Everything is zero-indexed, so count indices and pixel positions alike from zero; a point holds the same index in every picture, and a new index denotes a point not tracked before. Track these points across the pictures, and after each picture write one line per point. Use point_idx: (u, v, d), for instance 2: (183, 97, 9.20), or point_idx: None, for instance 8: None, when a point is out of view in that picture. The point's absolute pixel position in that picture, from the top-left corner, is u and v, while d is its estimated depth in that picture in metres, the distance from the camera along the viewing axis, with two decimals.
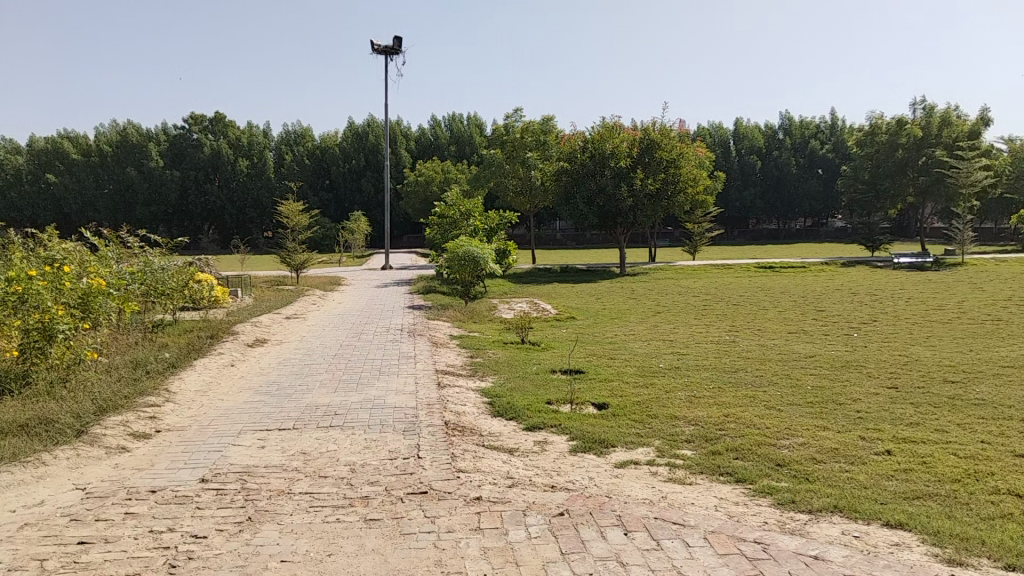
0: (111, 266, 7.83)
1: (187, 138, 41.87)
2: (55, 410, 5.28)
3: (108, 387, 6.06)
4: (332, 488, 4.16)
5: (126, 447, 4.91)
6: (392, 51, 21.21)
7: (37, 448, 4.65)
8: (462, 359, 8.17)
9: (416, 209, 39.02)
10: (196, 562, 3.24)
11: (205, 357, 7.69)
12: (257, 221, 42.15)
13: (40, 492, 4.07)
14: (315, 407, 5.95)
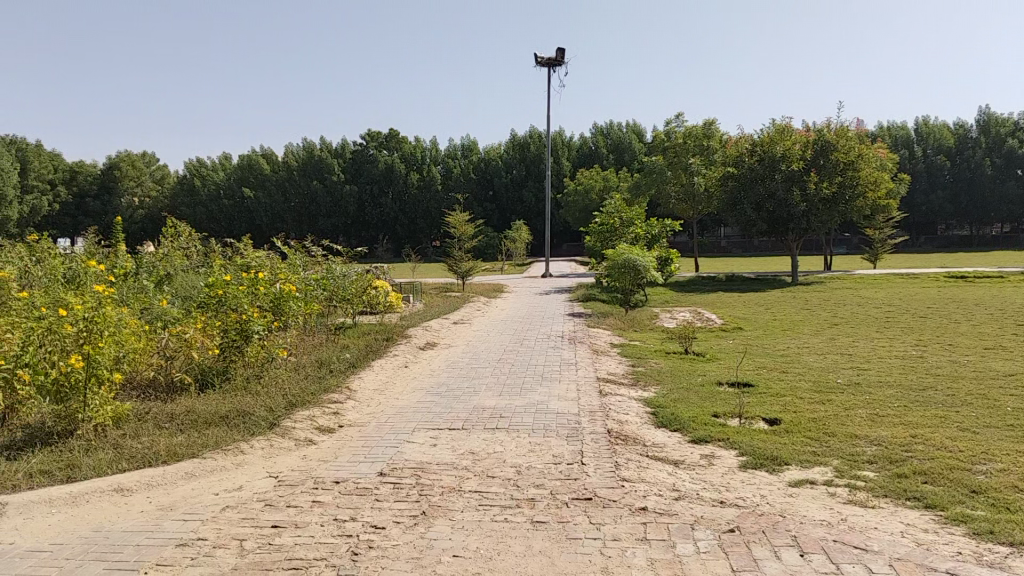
0: (299, 273, 8.44)
1: (365, 153, 44.88)
2: (252, 404, 5.76)
3: (297, 383, 6.56)
4: (500, 489, 4.25)
5: (312, 440, 5.26)
6: (555, 62, 21.47)
7: (236, 438, 5.09)
8: (625, 367, 8.10)
9: (577, 218, 39.27)
10: (376, 552, 3.41)
11: (381, 358, 8.12)
12: (426, 232, 43.99)
13: (239, 478, 4.45)
14: (482, 409, 6.12)
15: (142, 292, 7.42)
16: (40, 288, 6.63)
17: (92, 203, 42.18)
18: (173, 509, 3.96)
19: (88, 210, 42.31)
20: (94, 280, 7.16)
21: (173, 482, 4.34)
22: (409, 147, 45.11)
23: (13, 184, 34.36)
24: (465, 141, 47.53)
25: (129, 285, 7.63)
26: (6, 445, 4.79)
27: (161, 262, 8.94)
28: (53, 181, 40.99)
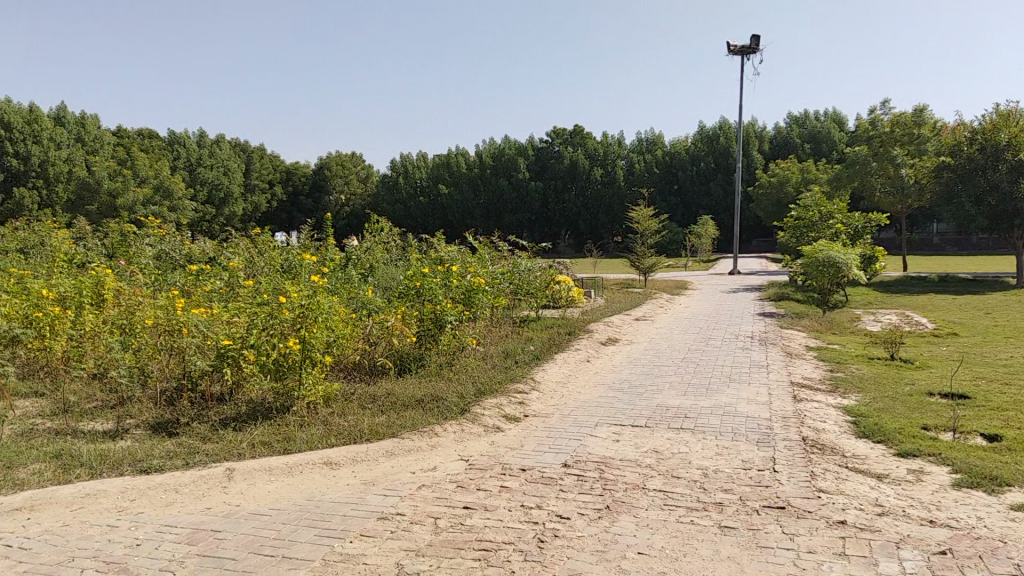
0: (487, 267, 8.72)
1: (550, 150, 45.74)
2: (445, 390, 6.06)
3: (485, 372, 6.80)
4: (686, 490, 4.17)
5: (500, 427, 5.44)
6: (749, 50, 20.66)
7: (431, 421, 5.36)
8: (821, 372, 7.65)
9: (770, 212, 37.56)
10: (562, 541, 3.47)
11: (564, 352, 8.22)
12: (609, 227, 43.93)
13: (433, 459, 4.69)
14: (666, 407, 6.04)
15: (348, 283, 7.97)
16: (262, 278, 7.31)
17: (305, 201, 45.97)
18: (375, 483, 4.25)
19: (302, 207, 46.20)
20: (307, 272, 7.80)
21: (374, 459, 4.65)
22: (594, 143, 45.18)
23: (239, 183, 38.10)
24: (650, 136, 46.97)
25: (335, 275, 8.24)
26: (234, 416, 5.35)
27: (363, 255, 9.57)
28: (272, 181, 44.88)
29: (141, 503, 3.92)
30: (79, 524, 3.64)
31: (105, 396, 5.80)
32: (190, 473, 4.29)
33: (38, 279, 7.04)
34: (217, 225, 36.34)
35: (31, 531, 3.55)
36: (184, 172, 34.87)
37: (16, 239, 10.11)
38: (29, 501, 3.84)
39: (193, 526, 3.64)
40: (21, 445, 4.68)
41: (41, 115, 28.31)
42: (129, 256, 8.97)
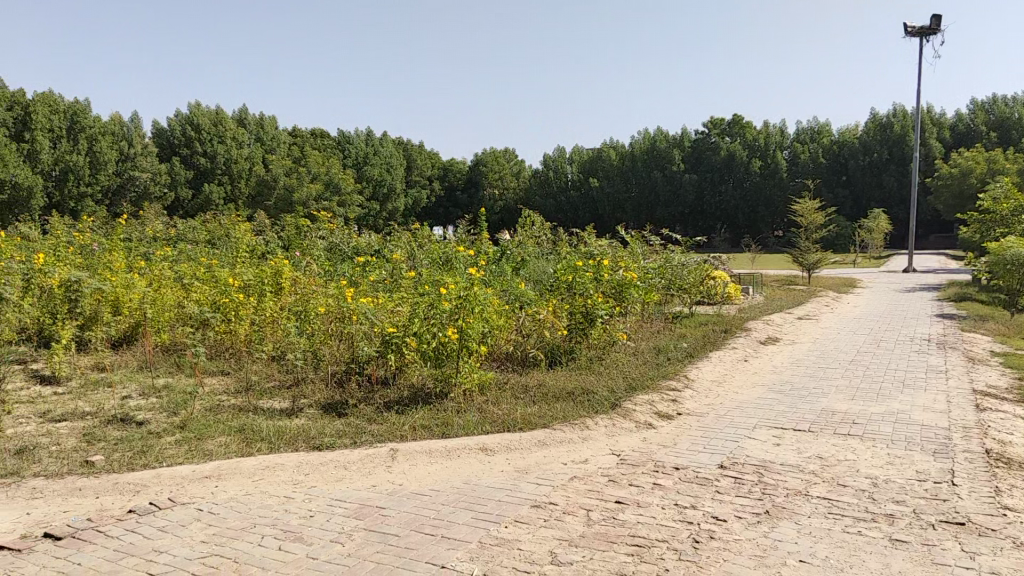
0: (639, 261, 8.64)
1: (707, 141, 44.36)
2: (596, 384, 6.08)
3: (636, 368, 6.77)
4: (852, 499, 3.96)
5: (652, 424, 5.39)
6: (930, 31, 19.17)
7: (582, 414, 5.40)
8: (1009, 380, 7.00)
9: (949, 205, 34.74)
10: (717, 543, 3.40)
11: (720, 350, 8.02)
12: (768, 220, 42.20)
13: (584, 451, 4.74)
14: (831, 412, 5.75)
15: (502, 276, 8.16)
16: (422, 269, 7.65)
17: (461, 196, 46.80)
18: (528, 472, 4.34)
19: (457, 202, 46.96)
20: (462, 265, 8.06)
21: (528, 448, 4.76)
22: (752, 134, 43.53)
23: (401, 178, 39.76)
24: (815, 125, 44.68)
25: (489, 268, 8.46)
26: (397, 400, 5.64)
27: (517, 249, 9.74)
28: (430, 177, 46.05)
29: (314, 477, 4.22)
30: (260, 494, 3.97)
31: (281, 376, 6.27)
32: (357, 452, 4.57)
33: (224, 269, 7.71)
34: (381, 220, 38.13)
35: (220, 497, 3.91)
36: (351, 169, 36.87)
37: (205, 232, 11.08)
38: (217, 470, 4.24)
39: (360, 501, 3.88)
40: (210, 419, 5.16)
41: (226, 117, 30.85)
42: (302, 248, 9.62)
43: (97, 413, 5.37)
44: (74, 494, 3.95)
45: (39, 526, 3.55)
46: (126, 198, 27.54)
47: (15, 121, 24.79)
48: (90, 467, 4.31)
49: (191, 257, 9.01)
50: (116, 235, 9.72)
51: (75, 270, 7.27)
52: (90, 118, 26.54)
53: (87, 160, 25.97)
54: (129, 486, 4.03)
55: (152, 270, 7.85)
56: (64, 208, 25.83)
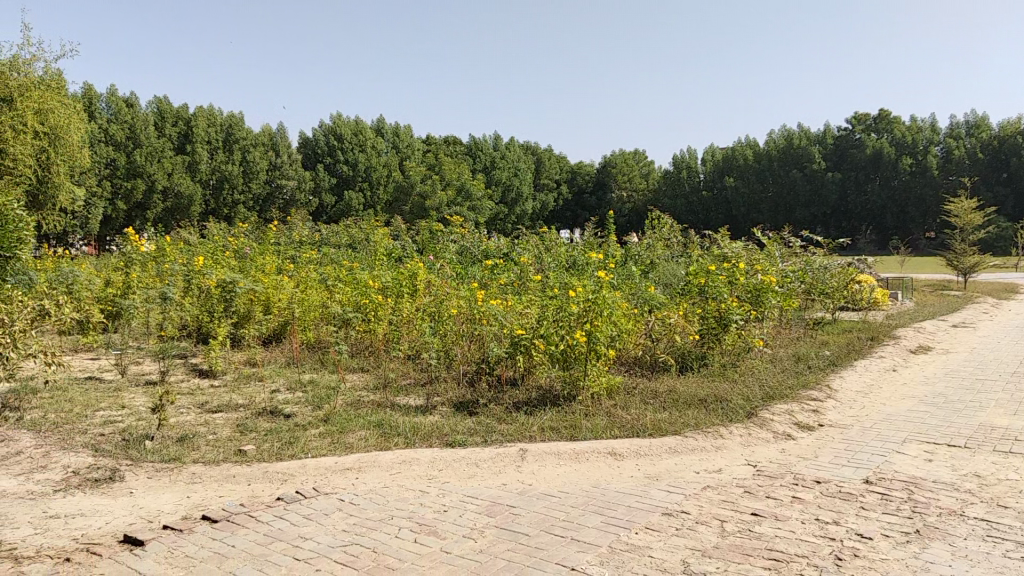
0: (777, 264, 8.32)
1: (851, 138, 42.17)
2: (730, 392, 5.91)
3: (773, 376, 6.51)
4: (1016, 522, 3.63)
5: (791, 435, 5.17)
6: None
7: (716, 422, 5.25)
8: None
9: None
10: (862, 562, 3.21)
11: (865, 359, 7.59)
12: (918, 221, 39.61)
13: (718, 461, 4.60)
14: (991, 427, 5.31)
15: (632, 279, 8.06)
16: (552, 272, 7.70)
17: (589, 199, 46.46)
18: (659, 479, 4.26)
19: (587, 205, 46.49)
20: (592, 268, 8.03)
21: (659, 454, 4.67)
22: (901, 130, 40.90)
23: (529, 183, 40.15)
24: (972, 119, 41.55)
25: (619, 271, 8.38)
26: (526, 400, 5.70)
27: (646, 252, 9.62)
28: (560, 180, 45.95)
29: (447, 473, 4.32)
30: (397, 487, 4.11)
31: (417, 374, 6.47)
32: (488, 450, 4.64)
33: (364, 272, 8.03)
34: (510, 224, 38.69)
35: (360, 488, 4.08)
36: (481, 173, 37.62)
37: (347, 236, 11.60)
38: (357, 463, 4.41)
39: (491, 499, 3.94)
40: (350, 413, 5.39)
41: (365, 126, 32.22)
42: (435, 252, 9.88)
43: (250, 405, 5.73)
44: (228, 480, 4.23)
45: (197, 509, 3.82)
46: (275, 204, 29.39)
47: (178, 134, 26.89)
48: (242, 456, 4.59)
49: (333, 260, 9.45)
50: (266, 240, 10.33)
51: (231, 272, 7.81)
52: (244, 130, 28.51)
53: (240, 170, 27.83)
54: (277, 475, 4.28)
55: (298, 272, 8.31)
56: (221, 214, 27.84)
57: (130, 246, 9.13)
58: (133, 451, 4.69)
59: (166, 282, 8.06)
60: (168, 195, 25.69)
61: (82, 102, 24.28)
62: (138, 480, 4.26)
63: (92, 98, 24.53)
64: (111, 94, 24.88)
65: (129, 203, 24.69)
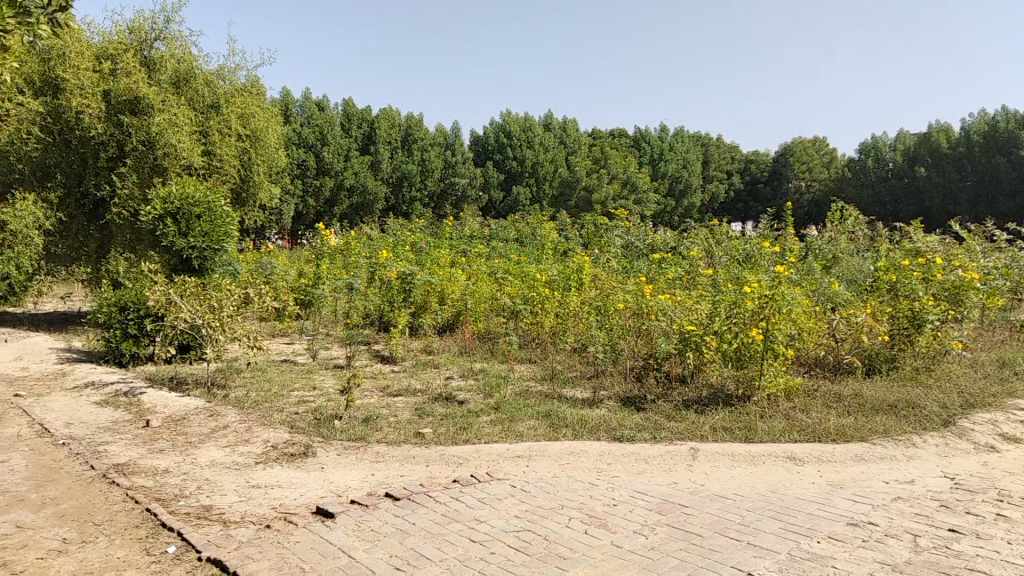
0: (979, 260, 7.60)
1: None
2: (923, 397, 5.48)
3: (973, 382, 5.97)
4: None
5: (995, 447, 4.71)
6: None
7: (907, 429, 4.89)
8: None
9: None
10: None
11: None
12: None
13: (910, 471, 4.27)
14: None
15: (812, 275, 7.63)
16: (726, 268, 7.45)
17: (764, 190, 43.67)
18: (843, 487, 4.03)
19: (760, 195, 44.25)
20: (767, 264, 7.70)
21: (844, 462, 4.41)
22: None
23: (698, 175, 39.06)
24: None
25: (798, 266, 7.98)
26: (695, 399, 5.57)
27: (829, 245, 9.08)
28: (731, 170, 44.30)
29: (618, 467, 4.30)
30: (568, 478, 4.14)
31: (584, 367, 6.51)
32: (658, 447, 4.57)
33: (532, 265, 8.15)
34: (678, 218, 37.87)
35: (531, 476, 4.14)
36: (648, 166, 37.07)
37: (514, 231, 11.84)
38: (528, 451, 4.49)
39: (662, 497, 3.88)
40: (521, 403, 5.50)
41: (534, 122, 32.63)
42: (602, 246, 9.84)
43: (426, 391, 5.99)
44: (408, 461, 4.45)
45: (381, 486, 4.04)
46: (449, 201, 30.56)
47: (362, 136, 28.43)
48: (421, 438, 4.81)
49: (503, 254, 9.65)
50: (441, 235, 10.77)
51: (410, 264, 8.22)
52: (421, 130, 29.70)
53: (418, 168, 29.10)
54: (453, 458, 4.44)
55: (470, 265, 8.57)
56: (399, 210, 29.33)
57: (320, 240, 9.79)
58: (324, 429, 5.04)
59: (350, 273, 8.57)
60: (354, 193, 27.35)
61: (279, 107, 26.35)
62: (328, 456, 4.57)
63: (287, 103, 26.55)
64: (304, 98, 26.84)
65: (318, 200, 26.53)
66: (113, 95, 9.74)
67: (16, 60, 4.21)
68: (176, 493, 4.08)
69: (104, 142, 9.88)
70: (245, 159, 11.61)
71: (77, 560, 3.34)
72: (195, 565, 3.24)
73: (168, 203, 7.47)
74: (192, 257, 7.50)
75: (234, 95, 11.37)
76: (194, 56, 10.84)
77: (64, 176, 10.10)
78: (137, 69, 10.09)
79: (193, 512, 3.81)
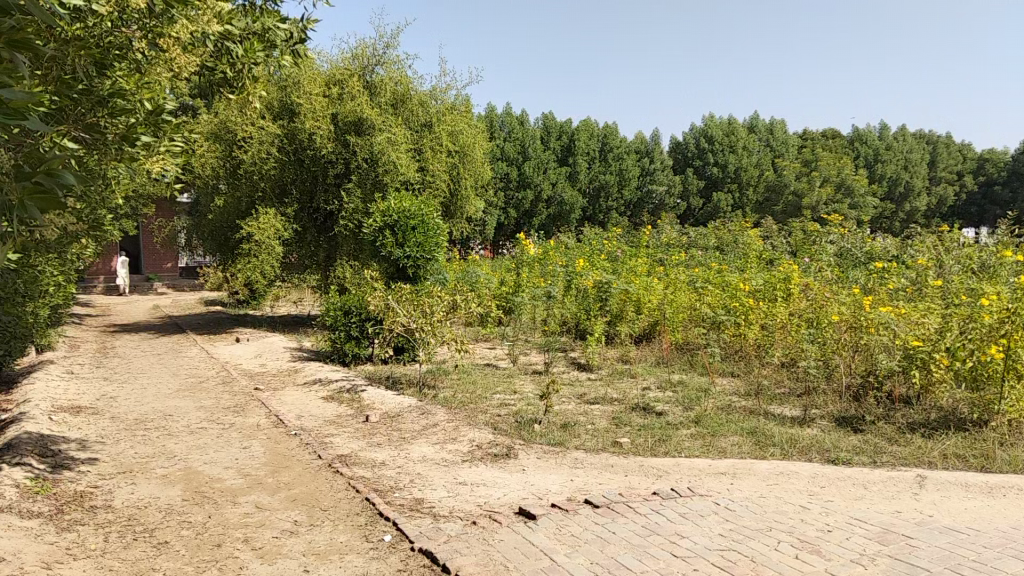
0: None
1: None
2: None
3: None
4: None
5: None
6: None
7: None
8: None
9: None
10: None
11: None
12: None
13: None
14: None
15: None
16: (958, 278, 6.78)
17: (1002, 192, 39.19)
18: None
19: (997, 198, 39.71)
20: (1008, 274, 6.92)
21: None
22: None
23: (922, 176, 35.79)
24: None
25: None
26: (922, 423, 5.13)
27: None
28: (961, 171, 40.10)
29: (832, 491, 4.05)
30: (776, 499, 3.95)
31: (792, 383, 6.24)
32: (878, 472, 4.26)
33: (734, 274, 7.90)
34: (898, 223, 34.91)
35: (736, 494, 4.00)
36: (864, 168, 34.58)
37: (716, 239, 11.53)
38: (733, 468, 4.35)
39: (883, 525, 3.59)
40: (722, 417, 5.34)
41: (738, 126, 31.62)
42: (812, 254, 9.31)
43: (623, 400, 5.97)
44: (608, 469, 4.45)
45: (581, 492, 4.08)
46: (647, 209, 30.31)
47: (562, 147, 28.93)
48: (620, 447, 4.81)
49: (703, 263, 9.43)
50: (640, 244, 10.70)
51: (608, 273, 8.26)
52: (619, 139, 29.75)
53: (616, 178, 29.17)
54: (653, 470, 4.40)
55: (669, 274, 8.46)
56: (596, 219, 29.52)
57: (521, 250, 10.07)
58: (524, 432, 5.18)
59: (549, 281, 8.75)
60: (552, 203, 27.90)
61: (484, 123, 27.50)
62: (529, 458, 4.69)
63: (491, 119, 27.63)
64: (507, 113, 27.80)
65: (519, 211, 27.30)
66: (340, 117, 10.63)
67: (263, 89, 4.74)
68: (391, 485, 4.37)
69: (332, 161, 10.79)
70: (454, 173, 12.18)
71: (306, 540, 3.67)
72: (408, 554, 3.45)
73: (387, 216, 8.10)
74: (406, 266, 8.01)
75: (445, 113, 12.01)
76: (409, 78, 11.58)
77: (298, 192, 11.27)
78: (361, 92, 10.95)
79: (406, 504, 4.06)
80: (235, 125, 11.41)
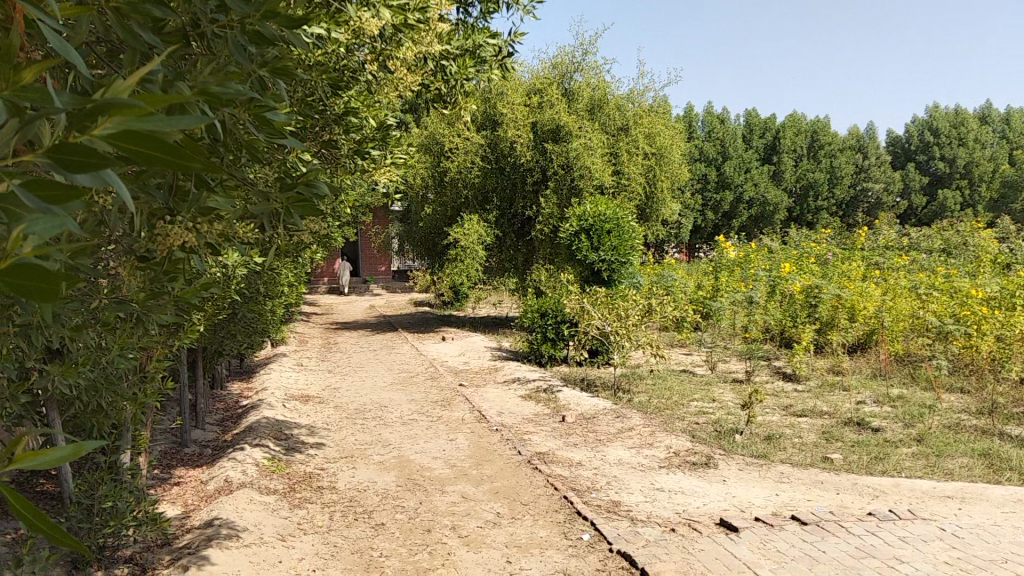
0: None
1: None
2: None
3: None
4: None
5: None
6: None
7: None
8: None
9: None
10: None
11: None
12: None
13: None
14: None
15: None
16: None
17: None
18: None
19: None
20: None
21: None
22: None
23: None
24: None
25: None
26: None
27: None
28: None
29: None
30: (1013, 528, 3.57)
31: None
32: None
33: (963, 280, 7.22)
34: None
35: (964, 521, 3.67)
36: None
37: (942, 240, 10.56)
38: (962, 493, 3.99)
39: None
40: (949, 436, 4.90)
41: (968, 116, 28.74)
42: None
43: (834, 413, 5.65)
44: (817, 486, 4.25)
45: (786, 507, 3.93)
46: (860, 208, 28.29)
47: (765, 145, 27.69)
48: (829, 463, 4.57)
49: (927, 267, 8.69)
50: (854, 245, 10.04)
51: (816, 277, 7.85)
52: (829, 135, 28.01)
53: (827, 176, 27.64)
54: (868, 489, 4.13)
55: (886, 279, 7.89)
56: (802, 220, 27.98)
57: (720, 253, 9.80)
58: (724, 442, 5.07)
59: (750, 286, 8.45)
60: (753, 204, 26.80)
61: (683, 124, 27.03)
62: (729, 469, 4.58)
63: (690, 119, 27.10)
64: (706, 113, 27.14)
65: (717, 213, 26.45)
66: (540, 125, 10.91)
67: (472, 102, 5.03)
68: (590, 485, 4.45)
69: (531, 168, 11.10)
70: (651, 175, 12.10)
71: (508, 532, 3.83)
72: (607, 555, 3.51)
73: (584, 221, 8.25)
74: (602, 269, 8.10)
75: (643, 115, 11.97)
76: (607, 83, 11.66)
77: (499, 200, 11.72)
78: (560, 100, 11.13)
79: (604, 505, 4.11)
80: (443, 136, 12.11)
